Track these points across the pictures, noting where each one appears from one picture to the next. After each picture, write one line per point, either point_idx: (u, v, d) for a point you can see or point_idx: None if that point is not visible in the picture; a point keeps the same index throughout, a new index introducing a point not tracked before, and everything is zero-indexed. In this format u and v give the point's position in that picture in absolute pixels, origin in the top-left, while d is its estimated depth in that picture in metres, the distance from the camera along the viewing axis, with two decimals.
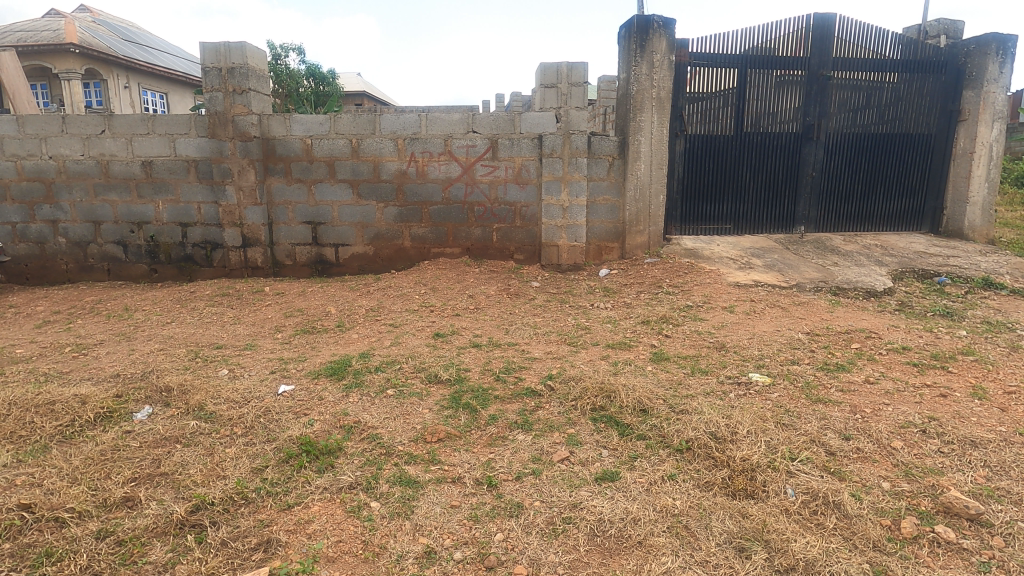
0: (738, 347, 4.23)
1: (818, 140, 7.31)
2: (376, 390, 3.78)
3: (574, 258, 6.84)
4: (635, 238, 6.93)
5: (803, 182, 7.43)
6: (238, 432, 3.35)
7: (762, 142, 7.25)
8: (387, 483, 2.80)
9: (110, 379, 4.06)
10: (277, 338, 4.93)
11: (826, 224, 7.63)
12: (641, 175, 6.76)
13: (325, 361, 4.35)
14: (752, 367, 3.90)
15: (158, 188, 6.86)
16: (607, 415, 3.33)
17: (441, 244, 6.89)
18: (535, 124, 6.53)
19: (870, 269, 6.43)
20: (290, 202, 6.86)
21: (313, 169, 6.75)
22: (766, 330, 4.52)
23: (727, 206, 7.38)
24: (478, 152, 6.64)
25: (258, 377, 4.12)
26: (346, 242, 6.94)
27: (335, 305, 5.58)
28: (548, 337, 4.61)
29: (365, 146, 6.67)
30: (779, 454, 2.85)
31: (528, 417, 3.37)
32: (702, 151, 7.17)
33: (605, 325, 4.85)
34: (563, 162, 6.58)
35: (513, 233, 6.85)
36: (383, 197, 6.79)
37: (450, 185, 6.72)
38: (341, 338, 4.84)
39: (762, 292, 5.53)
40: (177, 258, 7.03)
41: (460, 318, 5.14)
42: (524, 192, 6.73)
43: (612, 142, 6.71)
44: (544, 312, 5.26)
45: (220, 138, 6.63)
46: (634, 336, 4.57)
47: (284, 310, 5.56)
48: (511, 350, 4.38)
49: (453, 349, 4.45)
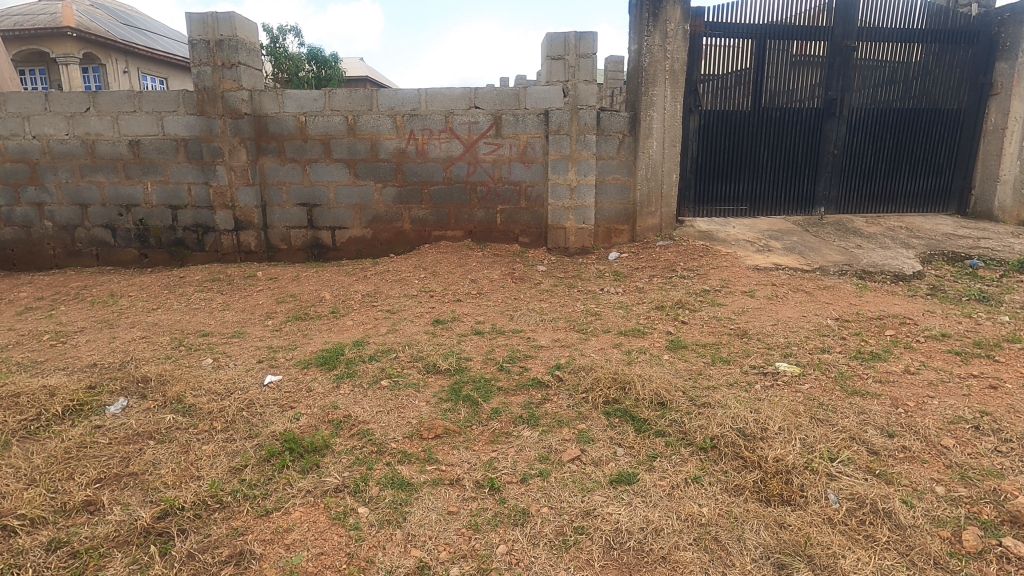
0: (762, 334, 3.90)
1: (840, 115, 6.92)
2: (369, 381, 3.48)
3: (582, 242, 6.51)
4: (646, 220, 6.57)
5: (824, 161, 7.04)
6: (218, 427, 3.07)
7: (782, 118, 6.85)
8: (377, 486, 2.51)
9: (86, 369, 3.78)
10: (267, 325, 4.64)
11: (847, 205, 7.25)
12: (653, 152, 6.40)
13: (316, 350, 4.05)
14: (779, 356, 3.57)
15: (146, 168, 6.56)
16: (622, 409, 3.01)
17: (442, 227, 6.56)
18: (541, 98, 6.16)
19: (897, 252, 6.06)
20: (283, 183, 6.53)
21: (307, 148, 6.41)
22: (792, 316, 4.18)
23: (744, 186, 7.00)
24: (481, 129, 6.28)
25: (245, 367, 3.84)
26: (342, 225, 6.62)
27: (330, 291, 5.27)
28: (556, 324, 4.29)
29: (362, 123, 6.32)
30: (817, 454, 2.53)
31: (535, 411, 3.07)
32: (718, 127, 6.78)
33: (617, 311, 4.52)
34: (571, 140, 6.23)
35: (518, 215, 6.50)
36: (380, 177, 6.45)
37: (452, 164, 6.38)
38: (335, 325, 4.54)
39: (784, 275, 5.17)
40: (167, 242, 6.74)
41: (462, 304, 4.83)
42: (529, 171, 6.37)
43: (622, 118, 6.33)
44: (551, 296, 4.93)
45: (209, 116, 6.30)
46: (648, 323, 4.25)
47: (276, 295, 5.26)
48: (516, 337, 4.07)
49: (454, 336, 4.14)
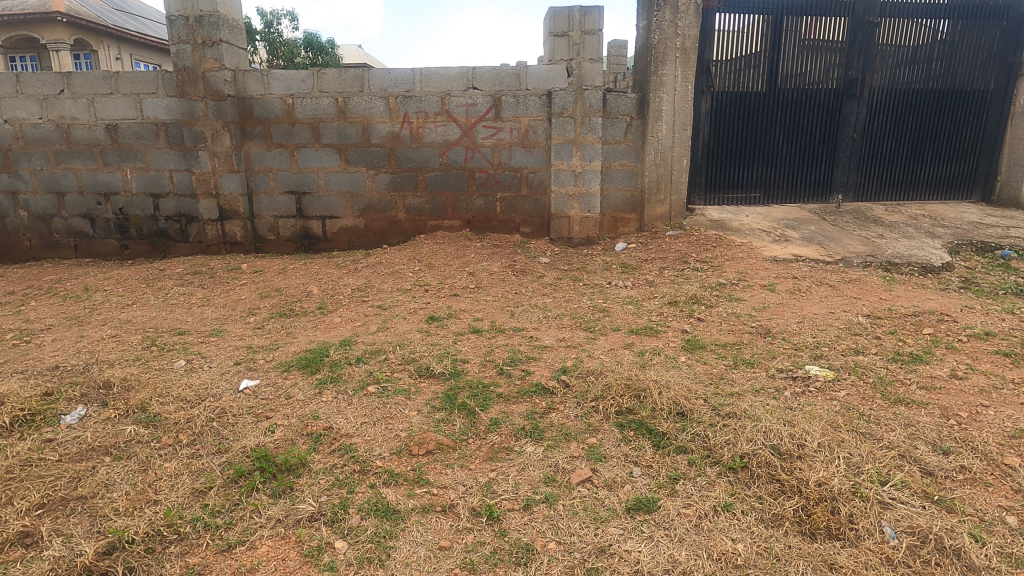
0: (787, 333, 3.55)
1: (861, 97, 6.52)
2: (355, 386, 3.15)
3: (587, 232, 6.14)
4: (655, 208, 6.21)
5: (842, 145, 6.66)
6: (183, 441, 2.74)
7: (799, 100, 6.46)
8: (358, 514, 2.18)
9: (45, 373, 3.44)
10: (248, 323, 4.30)
11: (866, 192, 6.87)
12: (663, 136, 6.03)
13: (299, 351, 3.71)
14: (809, 358, 3.22)
15: (125, 154, 6.19)
16: (637, 421, 2.68)
17: (438, 216, 6.20)
18: (543, 78, 5.78)
19: (922, 242, 5.70)
20: (270, 169, 6.15)
21: (295, 132, 6.04)
22: (818, 312, 3.83)
23: (758, 172, 6.61)
24: (479, 112, 5.90)
25: (220, 369, 3.50)
26: (333, 214, 6.26)
27: (318, 284, 4.92)
28: (561, 321, 3.94)
29: (353, 106, 5.94)
30: (865, 477, 2.19)
31: (539, 422, 2.73)
32: (731, 109, 6.38)
33: (626, 307, 4.16)
34: (576, 122, 5.84)
35: (518, 203, 6.13)
36: (373, 164, 6.08)
37: (448, 149, 6.00)
38: (321, 323, 4.20)
39: (805, 267, 4.81)
40: (149, 233, 6.38)
41: (459, 299, 4.48)
42: (531, 156, 6.00)
43: (629, 100, 5.94)
44: (555, 291, 4.58)
45: (190, 97, 5.92)
46: (661, 320, 3.90)
47: (261, 290, 4.92)
48: (517, 336, 3.72)
49: (450, 335, 3.79)
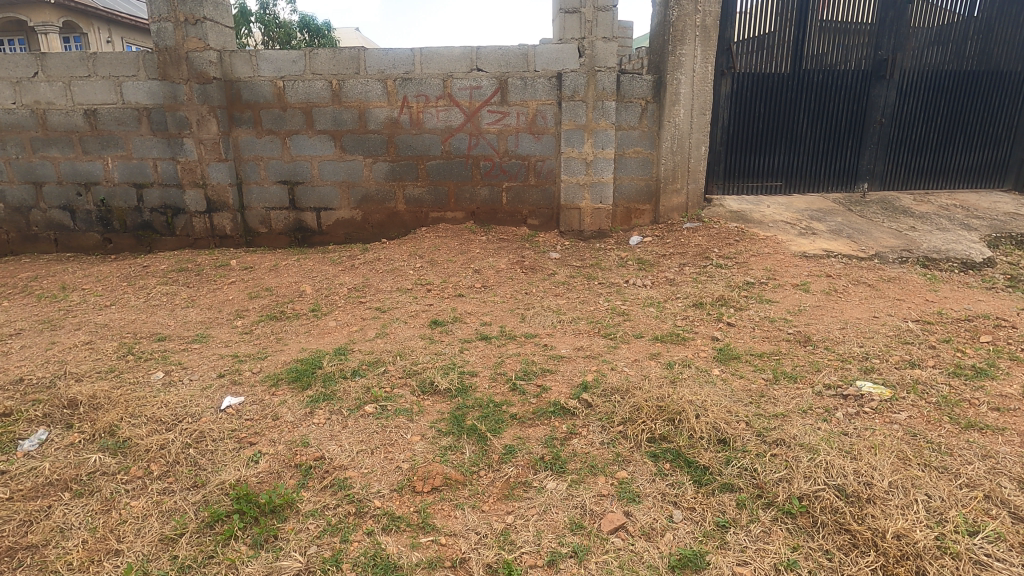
0: (830, 341, 3.21)
1: (890, 79, 6.11)
2: (351, 406, 2.80)
3: (599, 224, 5.77)
4: (670, 199, 5.83)
5: (870, 131, 6.26)
6: (155, 473, 2.40)
7: (825, 82, 6.05)
8: (353, 572, 1.85)
9: (7, 388, 3.09)
10: (236, 327, 3.94)
11: (893, 181, 6.49)
12: (680, 122, 5.63)
13: (290, 362, 3.36)
14: (859, 372, 2.88)
15: (106, 141, 5.80)
16: (672, 451, 2.35)
17: (440, 207, 5.82)
18: (553, 59, 5.37)
19: (958, 235, 5.34)
20: (260, 157, 5.76)
21: (287, 118, 5.63)
22: (860, 317, 3.48)
23: (780, 160, 6.21)
24: (484, 95, 5.49)
25: (201, 383, 3.15)
26: (328, 205, 5.88)
27: (312, 283, 4.56)
28: (577, 327, 3.59)
29: (348, 89, 5.53)
30: (951, 527, 1.86)
31: (560, 452, 2.39)
32: (753, 92, 5.96)
33: (647, 309, 3.81)
34: (587, 106, 5.44)
35: (526, 194, 5.75)
36: (370, 151, 5.69)
37: (451, 136, 5.61)
38: (314, 328, 3.85)
39: (838, 264, 4.45)
40: (133, 225, 6.01)
41: (464, 300, 4.12)
42: (540, 143, 5.60)
43: (645, 82, 5.54)
44: (568, 291, 4.22)
45: (173, 80, 5.50)
46: (687, 325, 3.55)
47: (250, 289, 4.56)
48: (530, 344, 3.38)
49: (455, 343, 3.44)
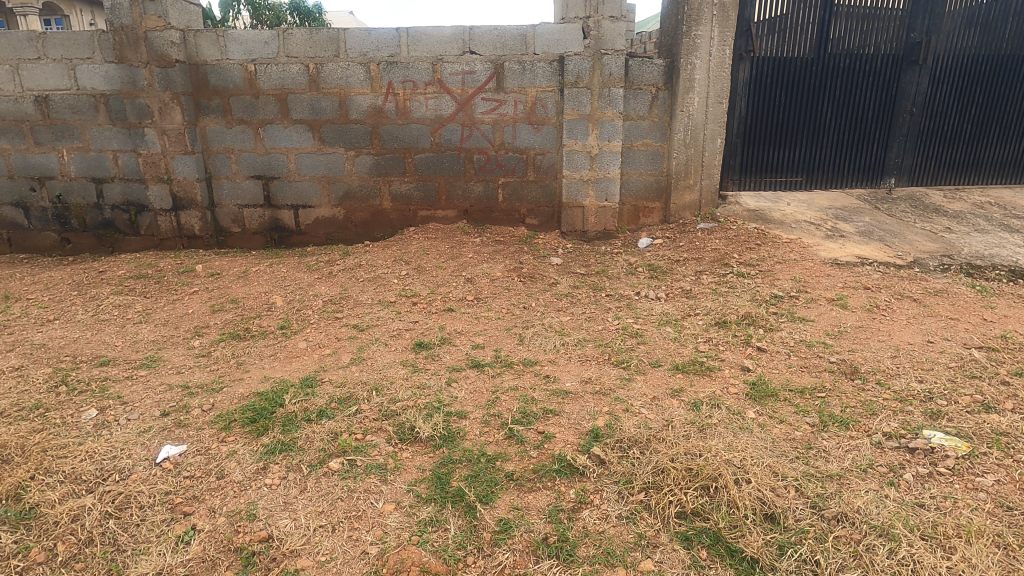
0: (882, 374, 2.73)
1: (923, 64, 5.58)
2: (312, 460, 2.31)
3: (604, 223, 5.26)
4: (682, 196, 5.32)
5: (899, 121, 5.75)
6: (60, 559, 1.91)
7: (852, 68, 5.52)
8: None
9: None
10: (193, 348, 3.44)
11: (922, 176, 5.99)
12: (694, 111, 5.11)
13: (247, 396, 2.86)
14: (924, 417, 2.41)
15: (60, 131, 5.24)
16: (708, 531, 1.87)
17: (430, 205, 5.30)
18: (554, 41, 4.83)
19: (1000, 238, 4.86)
20: (231, 150, 5.22)
21: (259, 106, 5.09)
22: (912, 342, 3.00)
23: (801, 153, 5.69)
24: (478, 81, 4.95)
25: (140, 424, 2.65)
26: (307, 203, 5.35)
27: (284, 293, 4.05)
28: (584, 352, 3.11)
29: (327, 74, 4.98)
30: None
31: (567, 530, 1.91)
32: (774, 78, 5.42)
33: (664, 329, 3.33)
34: (592, 94, 4.91)
35: (524, 191, 5.23)
36: (352, 143, 5.15)
37: (441, 126, 5.07)
38: (281, 350, 3.36)
39: (874, 273, 3.96)
40: (93, 224, 5.47)
41: (454, 316, 3.63)
42: (539, 134, 5.06)
43: (656, 67, 5.00)
44: (572, 305, 3.72)
45: (131, 64, 4.94)
46: (711, 350, 3.06)
47: (214, 301, 4.04)
48: (529, 375, 2.89)
49: (442, 372, 2.95)
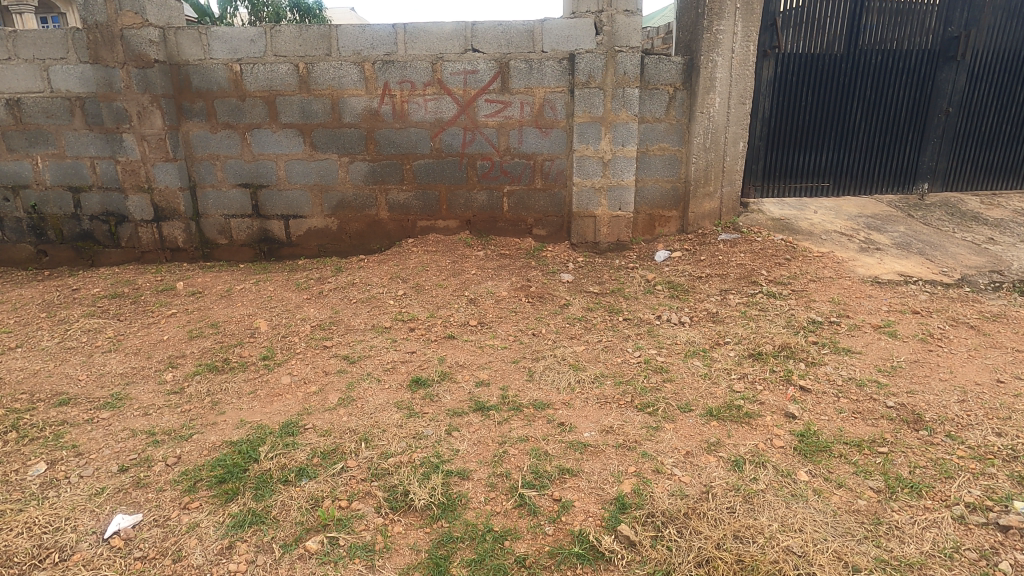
0: (952, 424, 2.35)
1: (961, 60, 5.18)
2: (287, 538, 1.95)
3: (617, 234, 4.88)
4: (701, 204, 4.94)
5: (934, 122, 5.35)
6: None
7: (884, 65, 5.12)
8: None
9: None
10: (165, 383, 3.08)
11: (957, 181, 5.59)
12: (716, 113, 4.72)
13: (219, 446, 2.50)
14: (1013, 484, 2.03)
15: (34, 137, 4.88)
16: None
17: (430, 215, 4.93)
18: (564, 37, 4.44)
19: None
20: (216, 156, 4.86)
21: (245, 109, 4.72)
22: (980, 381, 2.62)
23: (828, 157, 5.30)
24: (481, 81, 4.57)
25: (93, 484, 2.29)
26: (298, 213, 4.99)
27: (269, 317, 3.70)
28: (603, 391, 2.74)
29: (318, 74, 4.62)
30: None
31: None
32: (801, 76, 5.03)
33: (692, 362, 2.96)
34: (605, 94, 4.52)
35: (531, 199, 4.85)
36: (345, 149, 4.78)
37: (442, 130, 4.70)
38: (262, 386, 3.00)
39: (922, 294, 3.58)
40: (71, 236, 5.11)
41: (456, 345, 3.26)
42: (548, 138, 4.69)
43: (674, 64, 4.61)
44: (587, 331, 3.35)
45: (107, 64, 4.58)
46: (748, 390, 2.69)
47: (193, 325, 3.69)
48: (540, 422, 2.53)
49: (441, 418, 2.59)
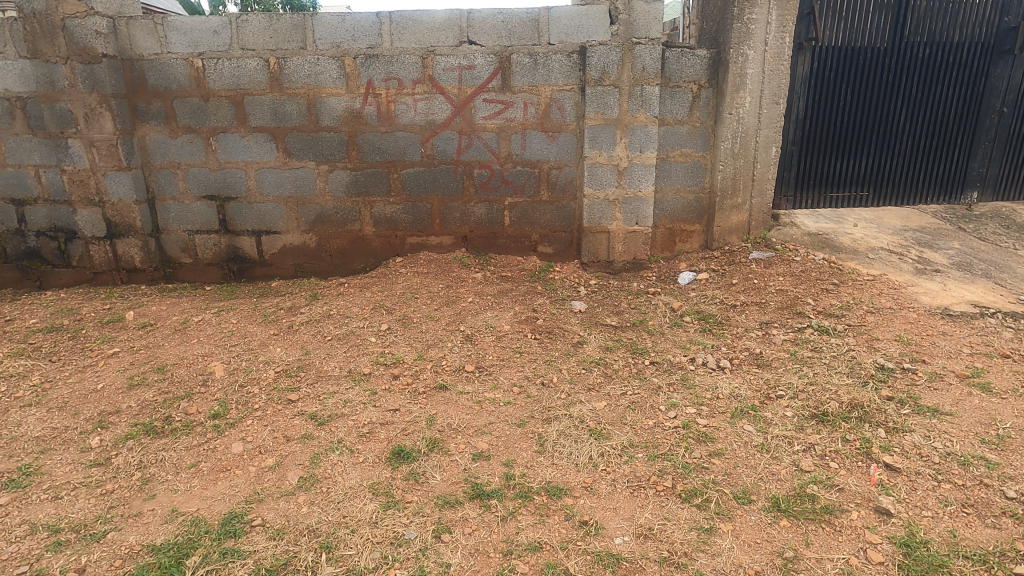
0: None
1: (1017, 54, 4.61)
2: None
3: (633, 252, 4.31)
4: (729, 217, 4.36)
5: (985, 123, 4.78)
6: None
7: (932, 59, 4.55)
8: None
9: None
10: (88, 452, 2.49)
11: (1008, 189, 5.03)
12: (746, 114, 4.14)
13: (137, 554, 1.91)
14: None
15: None
16: None
17: (421, 230, 4.34)
18: (574, 28, 3.86)
19: None
20: (177, 164, 4.26)
21: (209, 111, 4.13)
22: None
23: (869, 163, 4.72)
24: (478, 78, 3.98)
25: None
26: (271, 228, 4.39)
27: (227, 359, 3.10)
28: (635, 470, 2.15)
29: (291, 70, 4.02)
30: None
31: None
32: (840, 73, 4.45)
33: (743, 426, 2.38)
34: (621, 93, 3.94)
35: (535, 213, 4.27)
36: (324, 156, 4.19)
37: (434, 135, 4.11)
38: (209, 457, 2.41)
39: (1004, 332, 3.01)
40: (15, 255, 4.45)
41: (450, 398, 2.68)
42: (555, 144, 4.10)
43: (700, 59, 4.02)
44: (608, 381, 2.77)
45: (48, 59, 3.97)
46: (822, 470, 2.11)
47: (137, 369, 3.08)
48: (558, 519, 1.95)
49: (429, 512, 2.00)
